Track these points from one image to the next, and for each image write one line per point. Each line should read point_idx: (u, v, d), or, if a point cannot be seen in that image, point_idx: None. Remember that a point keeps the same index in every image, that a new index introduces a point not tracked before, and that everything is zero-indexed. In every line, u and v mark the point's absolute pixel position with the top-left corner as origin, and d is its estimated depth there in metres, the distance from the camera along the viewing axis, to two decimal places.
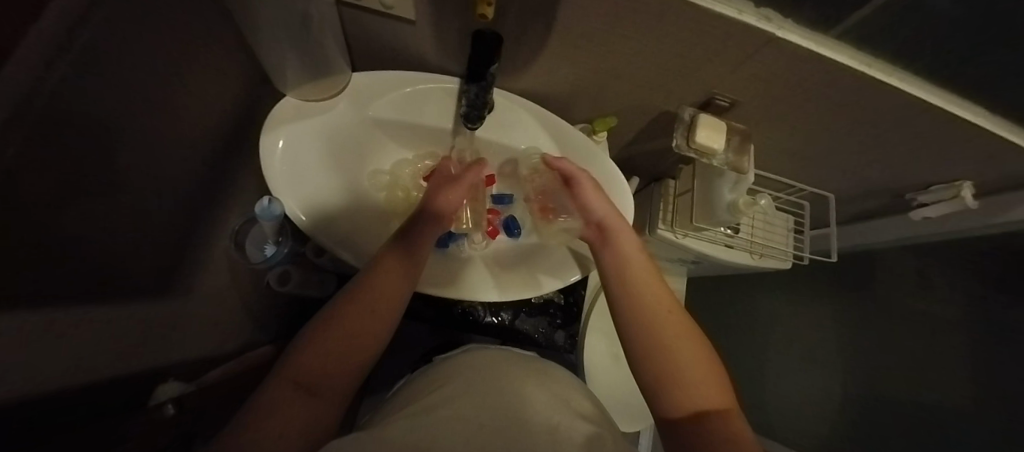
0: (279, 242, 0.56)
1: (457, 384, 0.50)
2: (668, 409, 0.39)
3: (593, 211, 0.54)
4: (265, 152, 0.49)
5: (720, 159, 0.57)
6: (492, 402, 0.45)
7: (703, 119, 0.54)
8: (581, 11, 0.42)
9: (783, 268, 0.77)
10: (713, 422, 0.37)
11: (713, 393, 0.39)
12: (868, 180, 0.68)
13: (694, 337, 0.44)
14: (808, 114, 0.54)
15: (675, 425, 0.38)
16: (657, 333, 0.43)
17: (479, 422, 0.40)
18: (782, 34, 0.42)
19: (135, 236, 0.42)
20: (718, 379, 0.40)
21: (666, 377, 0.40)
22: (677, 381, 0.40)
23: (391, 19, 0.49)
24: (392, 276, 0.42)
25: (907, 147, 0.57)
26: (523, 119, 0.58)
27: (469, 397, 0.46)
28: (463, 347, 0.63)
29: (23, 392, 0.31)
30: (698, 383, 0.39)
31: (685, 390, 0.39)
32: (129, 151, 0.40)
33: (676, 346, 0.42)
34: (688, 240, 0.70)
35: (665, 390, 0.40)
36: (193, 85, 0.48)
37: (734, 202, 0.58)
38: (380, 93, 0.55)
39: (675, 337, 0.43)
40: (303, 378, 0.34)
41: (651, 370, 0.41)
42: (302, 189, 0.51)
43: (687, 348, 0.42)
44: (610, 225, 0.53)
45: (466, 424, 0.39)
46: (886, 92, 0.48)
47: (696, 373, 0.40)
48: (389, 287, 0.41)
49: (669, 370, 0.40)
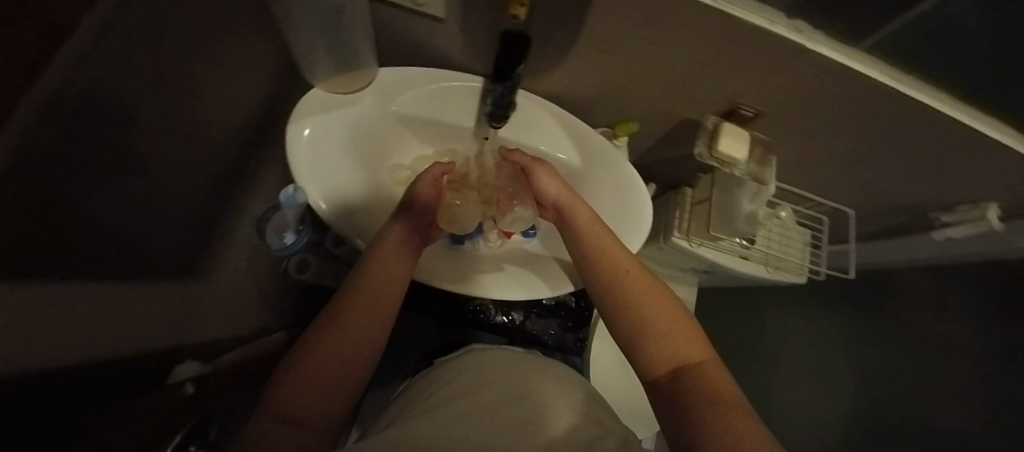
0: (299, 231, 0.58)
1: (459, 383, 0.51)
2: (649, 370, 0.41)
3: (547, 194, 0.54)
4: (290, 141, 0.50)
5: (743, 170, 0.56)
6: (495, 402, 0.45)
7: (727, 127, 0.54)
8: (610, 15, 0.42)
9: (798, 282, 0.76)
10: (687, 375, 0.38)
11: (685, 347, 0.40)
12: (891, 197, 0.67)
13: (659, 294, 0.45)
14: (832, 127, 0.54)
15: (658, 385, 0.40)
16: (625, 299, 0.44)
17: (477, 421, 0.41)
18: (812, 45, 0.42)
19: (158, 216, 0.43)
20: (692, 334, 0.42)
21: (640, 340, 0.42)
22: (650, 341, 0.41)
23: (419, 17, 0.50)
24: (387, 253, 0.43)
25: (934, 165, 0.56)
26: (543, 119, 0.58)
27: (475, 397, 0.47)
28: (467, 348, 0.63)
29: (47, 364, 0.32)
30: (670, 340, 0.41)
31: (659, 349, 0.40)
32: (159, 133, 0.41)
33: (644, 308, 0.43)
34: (702, 249, 0.71)
35: (643, 353, 0.41)
36: (225, 72, 0.49)
37: (754, 213, 0.59)
38: (405, 88, 0.56)
39: (643, 298, 0.44)
40: (301, 376, 0.34)
41: (626, 334, 0.43)
42: (324, 179, 0.52)
43: (656, 307, 0.43)
44: (565, 204, 0.53)
45: (464, 423, 0.40)
46: (914, 108, 0.47)
47: (668, 332, 0.41)
48: (383, 271, 0.42)
49: (641, 332, 0.42)
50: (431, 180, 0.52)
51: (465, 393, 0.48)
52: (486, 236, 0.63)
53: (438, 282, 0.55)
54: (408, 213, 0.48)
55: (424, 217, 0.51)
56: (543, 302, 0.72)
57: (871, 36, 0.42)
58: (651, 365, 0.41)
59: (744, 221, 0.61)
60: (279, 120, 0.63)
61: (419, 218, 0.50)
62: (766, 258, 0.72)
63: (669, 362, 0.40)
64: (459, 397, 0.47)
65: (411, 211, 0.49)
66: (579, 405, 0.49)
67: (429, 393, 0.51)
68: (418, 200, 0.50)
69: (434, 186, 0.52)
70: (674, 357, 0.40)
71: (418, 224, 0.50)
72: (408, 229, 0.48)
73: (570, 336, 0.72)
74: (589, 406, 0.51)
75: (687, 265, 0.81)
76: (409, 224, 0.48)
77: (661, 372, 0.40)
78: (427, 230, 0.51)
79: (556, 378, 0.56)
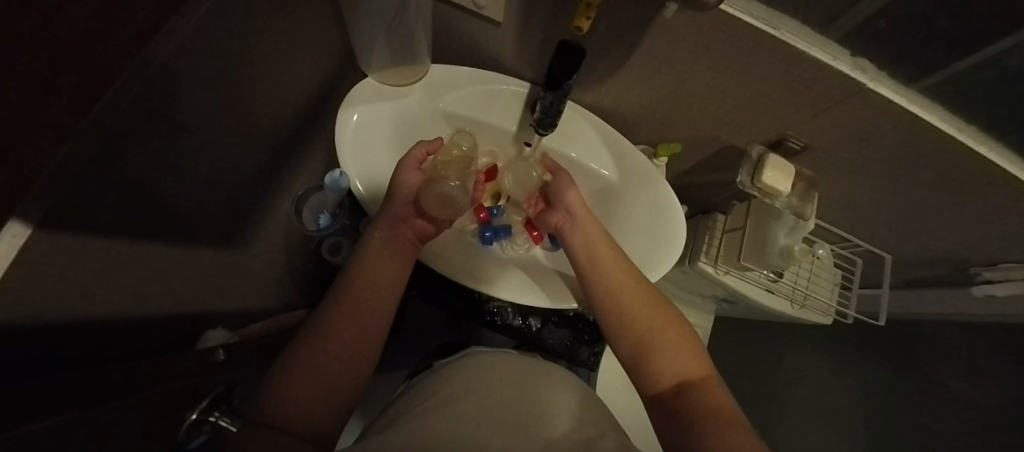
0: (336, 214, 0.60)
1: (472, 377, 0.51)
2: (651, 385, 0.41)
3: (563, 197, 0.55)
4: (340, 123, 0.52)
5: (783, 201, 0.57)
6: (500, 409, 0.45)
7: (772, 159, 0.53)
8: (669, 34, 0.43)
9: (822, 323, 0.74)
10: (688, 391, 0.39)
11: (688, 364, 0.41)
12: (931, 247, 0.65)
13: (660, 307, 0.46)
14: (881, 170, 0.53)
15: (659, 400, 0.40)
16: (628, 315, 0.45)
17: (476, 422, 0.41)
18: (873, 85, 0.42)
19: (202, 183, 0.44)
20: (694, 350, 0.43)
21: (642, 354, 0.43)
22: (652, 356, 0.42)
23: (478, 19, 0.51)
24: (376, 247, 0.48)
25: (983, 218, 0.55)
26: (586, 132, 0.59)
27: (482, 395, 0.47)
28: (465, 352, 0.59)
29: (68, 314, 0.32)
30: (671, 356, 0.42)
31: (662, 364, 0.41)
32: (215, 104, 0.42)
33: (649, 326, 0.44)
34: (728, 277, 0.70)
35: (645, 369, 0.42)
36: (288, 54, 0.50)
37: (789, 248, 0.58)
38: (455, 87, 0.57)
39: (644, 311, 0.45)
40: (298, 367, 0.38)
41: (630, 351, 0.44)
42: (367, 165, 0.53)
43: (657, 324, 0.44)
44: (575, 212, 0.54)
45: (464, 425, 0.41)
46: (966, 158, 0.47)
47: (671, 347, 0.42)
48: (376, 269, 0.46)
49: (644, 348, 0.43)
50: (411, 169, 0.51)
51: (477, 386, 0.49)
52: (512, 241, 0.64)
53: (461, 279, 0.55)
54: (387, 213, 0.50)
55: (405, 210, 0.51)
56: (563, 311, 0.71)
57: (930, 78, 0.41)
58: (654, 380, 0.41)
59: (778, 255, 0.60)
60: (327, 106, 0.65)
61: (402, 213, 0.50)
62: (792, 294, 0.70)
63: (671, 377, 0.41)
64: (470, 392, 0.48)
65: (391, 209, 0.50)
66: (586, 410, 0.50)
67: (441, 380, 0.52)
68: (398, 193, 0.50)
69: (416, 174, 0.51)
70: (676, 374, 0.41)
71: (399, 219, 0.50)
72: (391, 227, 0.49)
73: (584, 350, 0.71)
74: (597, 413, 0.51)
75: (709, 291, 0.81)
76: (388, 222, 0.49)
77: (663, 387, 0.41)
78: (416, 224, 0.52)
79: (569, 376, 0.57)
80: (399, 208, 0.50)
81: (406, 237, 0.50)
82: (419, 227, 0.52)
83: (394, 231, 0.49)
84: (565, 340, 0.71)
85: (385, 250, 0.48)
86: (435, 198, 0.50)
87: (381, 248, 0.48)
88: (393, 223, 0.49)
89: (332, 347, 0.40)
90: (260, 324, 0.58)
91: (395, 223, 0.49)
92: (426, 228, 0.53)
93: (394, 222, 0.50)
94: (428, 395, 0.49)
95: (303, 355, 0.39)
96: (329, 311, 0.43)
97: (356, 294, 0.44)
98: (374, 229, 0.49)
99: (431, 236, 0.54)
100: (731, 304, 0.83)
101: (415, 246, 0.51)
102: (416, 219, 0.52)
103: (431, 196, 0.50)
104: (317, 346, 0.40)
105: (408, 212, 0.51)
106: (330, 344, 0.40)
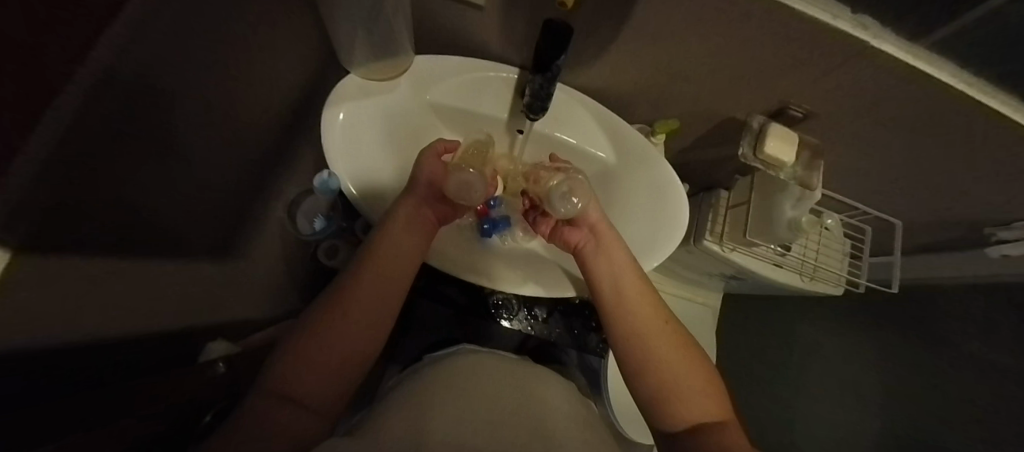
0: (330, 216, 0.58)
1: (460, 382, 0.46)
2: (665, 423, 0.41)
3: (589, 215, 0.52)
4: (327, 124, 0.50)
5: (789, 173, 0.54)
6: (492, 401, 0.42)
7: (774, 128, 0.51)
8: (658, 7, 0.40)
9: (833, 294, 0.73)
10: (709, 431, 0.39)
11: (708, 405, 0.41)
12: (946, 208, 0.62)
13: (683, 346, 0.45)
14: (888, 135, 0.51)
15: (676, 439, 0.41)
16: (653, 351, 0.44)
17: (472, 424, 0.35)
18: (878, 44, 0.38)
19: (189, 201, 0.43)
20: (715, 392, 0.43)
21: (659, 395, 0.42)
22: (673, 398, 0.41)
23: (459, 5, 0.48)
24: (392, 250, 0.44)
25: (1003, 176, 0.52)
26: (581, 115, 0.57)
27: (475, 397, 0.42)
28: (451, 349, 0.59)
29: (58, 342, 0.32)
30: (693, 395, 0.41)
31: (680, 404, 0.41)
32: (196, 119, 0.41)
33: (671, 365, 0.43)
34: (736, 254, 0.69)
35: (662, 408, 0.42)
36: (266, 55, 0.48)
37: (796, 220, 0.55)
38: (442, 78, 0.55)
39: (666, 350, 0.44)
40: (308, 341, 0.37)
41: (645, 389, 0.43)
42: (358, 165, 0.52)
43: (680, 365, 0.43)
44: (601, 232, 0.52)
45: (459, 425, 0.34)
46: (986, 118, 0.43)
47: (693, 386, 0.42)
48: (396, 257, 0.44)
49: (662, 391, 0.42)
50: (432, 162, 0.49)
51: (470, 388, 0.44)
52: (514, 233, 0.63)
53: (462, 274, 0.56)
54: (409, 195, 0.48)
55: (427, 193, 0.49)
56: (568, 300, 0.71)
57: None
58: (671, 417, 0.41)
59: (785, 228, 0.57)
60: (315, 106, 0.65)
61: (423, 195, 0.49)
62: (802, 267, 0.70)
63: (686, 417, 0.40)
64: (460, 396, 0.42)
65: (411, 193, 0.48)
66: (575, 409, 0.49)
67: (427, 376, 0.50)
68: (421, 175, 0.48)
69: (434, 165, 0.49)
70: (695, 415, 0.40)
71: (419, 201, 0.48)
72: (411, 209, 0.48)
73: (593, 337, 0.71)
74: (591, 419, 0.50)
75: (717, 270, 0.80)
76: (409, 205, 0.47)
77: (678, 427, 0.41)
78: (436, 209, 0.51)
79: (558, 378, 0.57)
80: (417, 191, 0.48)
81: (423, 223, 0.49)
82: (438, 212, 0.51)
83: (415, 219, 0.48)
84: (573, 329, 0.70)
85: (405, 233, 0.46)
86: (458, 185, 0.48)
87: (402, 231, 0.46)
88: (415, 206, 0.48)
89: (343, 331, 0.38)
90: (265, 333, 0.56)
91: (417, 205, 0.48)
92: (442, 213, 0.52)
93: (414, 206, 0.48)
94: (407, 394, 0.46)
95: (315, 334, 0.37)
96: (342, 287, 0.41)
97: (375, 271, 0.42)
98: (395, 211, 0.47)
99: (447, 219, 0.53)
100: (740, 280, 0.82)
101: (430, 232, 0.50)
102: (435, 204, 0.50)
103: (452, 183, 0.48)
104: (328, 325, 0.38)
105: (427, 196, 0.49)
106: (346, 316, 0.39)
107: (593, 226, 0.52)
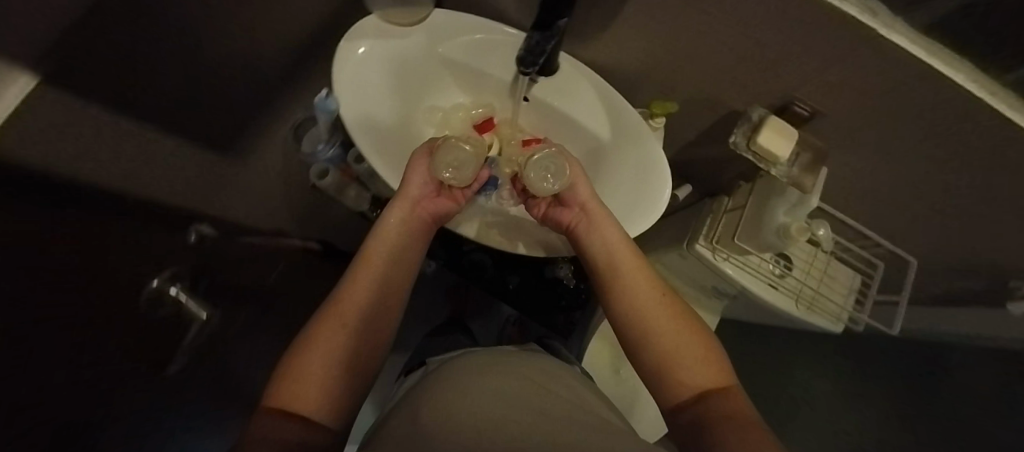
0: (329, 142, 0.65)
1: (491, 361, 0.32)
2: (666, 397, 0.33)
3: (578, 190, 0.48)
4: (341, 55, 0.54)
5: (782, 170, 0.51)
6: (521, 380, 0.28)
7: (771, 120, 0.49)
8: None
9: (833, 331, 0.67)
10: (713, 399, 0.30)
11: (706, 368, 0.32)
12: (967, 252, 0.57)
13: (686, 314, 0.37)
14: (901, 151, 0.48)
15: (681, 415, 0.31)
16: (646, 320, 0.36)
17: (510, 409, 0.21)
18: (885, 32, 0.33)
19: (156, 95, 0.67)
20: (714, 354, 0.34)
21: (653, 361, 0.34)
22: (668, 361, 0.33)
23: None
24: (386, 249, 0.38)
25: None
26: (582, 87, 0.57)
27: (505, 375, 0.29)
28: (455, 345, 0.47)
29: None
30: (691, 359, 0.33)
31: (672, 366, 0.33)
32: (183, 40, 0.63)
33: (667, 332, 0.35)
34: (728, 264, 0.63)
35: (660, 378, 0.33)
36: None
37: (786, 225, 0.53)
38: (454, 32, 0.57)
39: (663, 318, 0.36)
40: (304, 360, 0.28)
41: (645, 359, 0.35)
42: (361, 98, 0.55)
43: (683, 330, 0.35)
44: (591, 207, 0.46)
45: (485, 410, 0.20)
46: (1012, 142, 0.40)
47: (690, 348, 0.33)
48: (395, 252, 0.39)
49: (657, 358, 0.34)
50: (422, 159, 0.46)
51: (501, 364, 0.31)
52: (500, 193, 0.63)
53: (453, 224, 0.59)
54: (401, 196, 0.43)
55: (422, 190, 0.45)
56: None
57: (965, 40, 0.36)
58: (672, 388, 0.32)
59: (774, 234, 0.54)
60: (327, 48, 0.80)
61: (417, 195, 0.45)
62: (799, 292, 0.64)
63: (687, 386, 0.32)
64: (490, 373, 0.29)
65: (404, 191, 0.44)
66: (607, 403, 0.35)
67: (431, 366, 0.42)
68: (414, 173, 0.45)
69: (423, 164, 0.46)
70: (693, 379, 0.32)
71: (414, 201, 0.44)
72: (407, 210, 0.43)
73: None
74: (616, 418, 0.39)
75: (709, 282, 0.76)
76: (404, 206, 0.43)
77: (682, 399, 0.31)
78: (435, 206, 0.47)
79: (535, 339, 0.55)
80: (411, 180, 0.45)
81: (421, 220, 0.44)
82: (438, 208, 0.47)
83: (414, 215, 0.44)
84: None
85: (403, 231, 0.41)
86: (447, 163, 0.47)
87: (398, 230, 0.41)
88: (409, 205, 0.43)
89: (348, 334, 0.30)
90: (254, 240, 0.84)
91: (412, 205, 0.43)
92: (446, 208, 0.48)
93: (409, 204, 0.43)
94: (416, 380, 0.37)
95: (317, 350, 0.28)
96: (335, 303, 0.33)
97: (375, 265, 0.37)
98: (388, 214, 0.42)
99: (449, 217, 0.50)
100: (733, 299, 0.77)
101: (429, 229, 0.45)
102: (435, 199, 0.47)
103: (444, 154, 0.46)
104: (326, 333, 0.30)
105: (424, 194, 0.46)
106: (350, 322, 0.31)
107: (582, 205, 0.47)
